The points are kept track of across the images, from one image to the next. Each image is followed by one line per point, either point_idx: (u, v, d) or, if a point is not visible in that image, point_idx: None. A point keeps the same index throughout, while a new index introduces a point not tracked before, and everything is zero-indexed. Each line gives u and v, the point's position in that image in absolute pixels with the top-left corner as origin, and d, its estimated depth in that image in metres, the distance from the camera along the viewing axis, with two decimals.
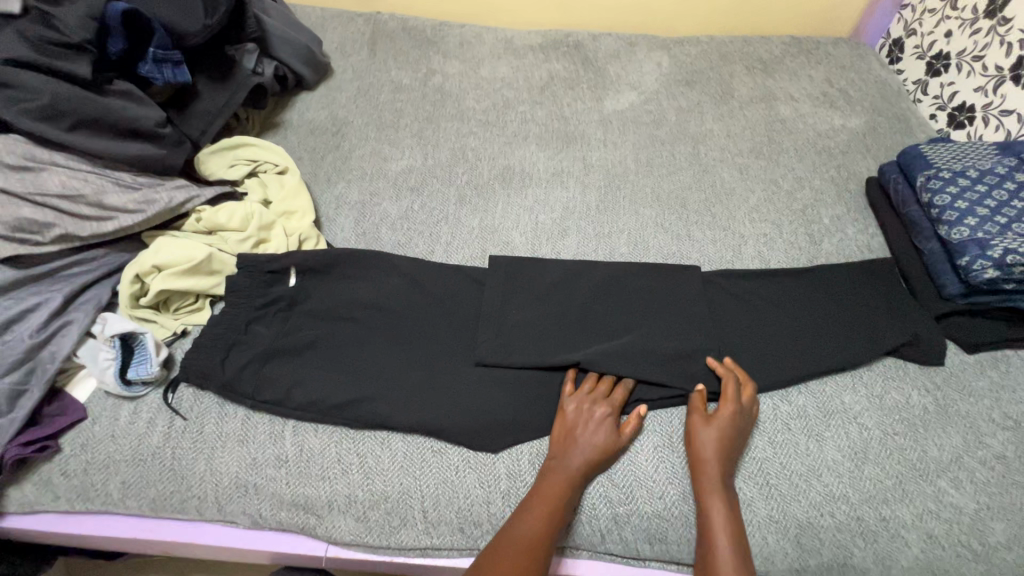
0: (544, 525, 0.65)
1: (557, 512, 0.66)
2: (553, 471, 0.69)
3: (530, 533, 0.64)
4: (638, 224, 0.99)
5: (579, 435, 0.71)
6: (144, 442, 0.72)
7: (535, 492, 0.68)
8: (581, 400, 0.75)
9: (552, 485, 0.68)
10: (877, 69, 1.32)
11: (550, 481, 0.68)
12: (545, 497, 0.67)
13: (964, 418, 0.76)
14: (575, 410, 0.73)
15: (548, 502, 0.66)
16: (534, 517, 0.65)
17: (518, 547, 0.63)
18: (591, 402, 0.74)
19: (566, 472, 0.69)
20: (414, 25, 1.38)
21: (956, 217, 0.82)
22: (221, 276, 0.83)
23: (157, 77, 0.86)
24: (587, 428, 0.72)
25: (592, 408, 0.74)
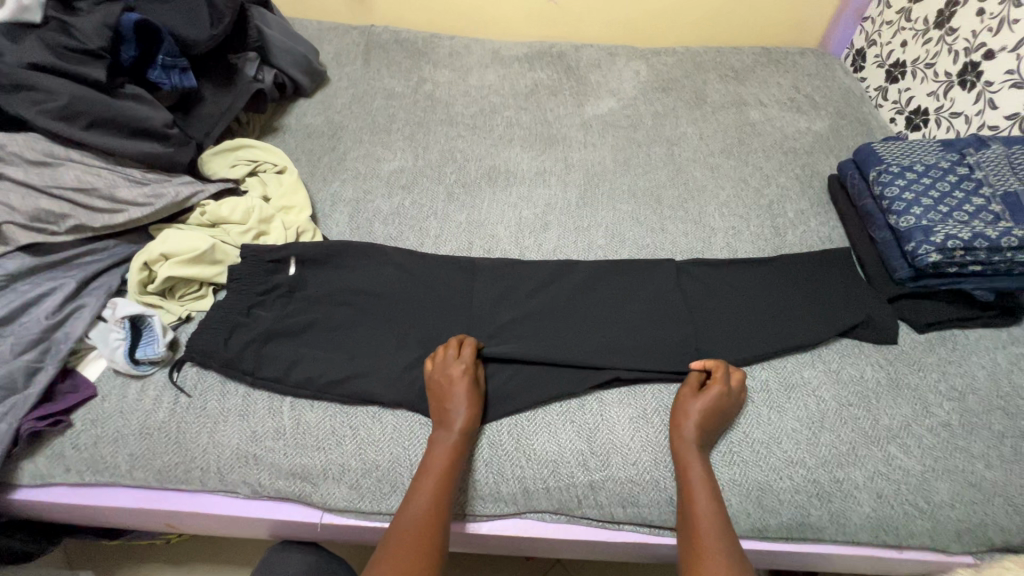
0: (433, 497, 0.69)
1: (441, 481, 0.70)
2: (435, 446, 0.73)
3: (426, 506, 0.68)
4: (616, 218, 1.06)
5: (449, 404, 0.75)
6: (151, 416, 0.77)
7: (424, 466, 0.71)
8: (439, 370, 0.78)
9: (435, 459, 0.71)
10: (841, 77, 1.41)
11: (435, 453, 0.72)
12: (432, 471, 0.70)
13: (914, 390, 0.83)
14: (439, 380, 0.77)
15: (434, 473, 0.70)
16: (423, 492, 0.69)
17: (410, 527, 0.66)
18: (448, 369, 0.77)
19: (447, 444, 0.72)
20: (406, 36, 1.46)
21: (904, 207, 0.90)
22: (224, 266, 0.89)
23: (165, 83, 0.93)
24: (451, 398, 0.75)
25: (452, 372, 0.77)
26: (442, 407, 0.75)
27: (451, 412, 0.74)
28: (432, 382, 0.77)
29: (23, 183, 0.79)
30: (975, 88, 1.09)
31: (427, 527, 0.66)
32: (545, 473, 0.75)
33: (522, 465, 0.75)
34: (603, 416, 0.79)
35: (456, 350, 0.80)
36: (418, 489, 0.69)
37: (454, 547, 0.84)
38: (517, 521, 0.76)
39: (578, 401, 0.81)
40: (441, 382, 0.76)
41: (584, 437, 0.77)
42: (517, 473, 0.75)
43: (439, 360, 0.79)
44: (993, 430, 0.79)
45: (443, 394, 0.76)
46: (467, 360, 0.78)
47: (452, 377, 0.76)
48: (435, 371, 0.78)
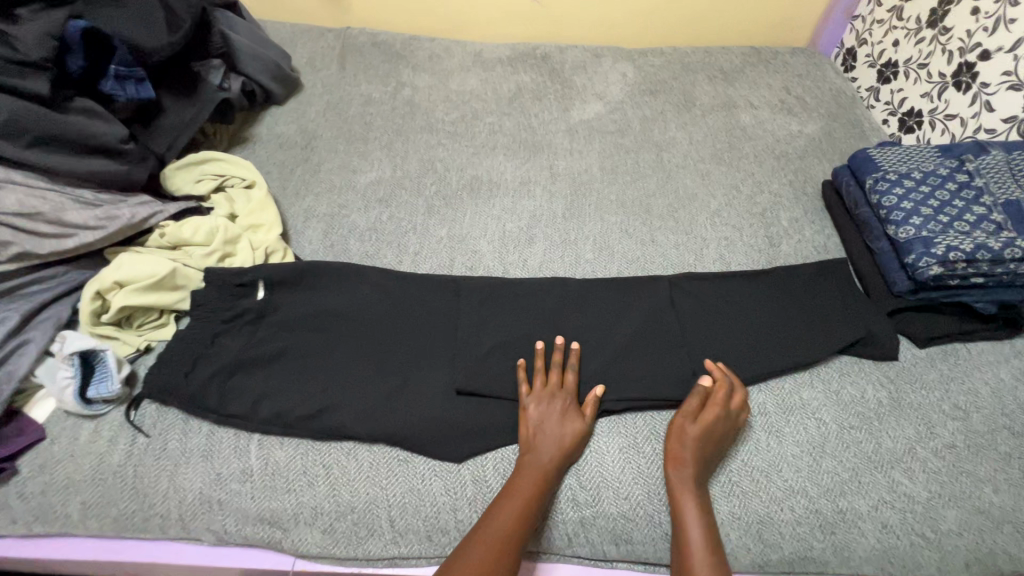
0: (515, 521, 0.66)
1: (526, 508, 0.67)
2: (522, 469, 0.70)
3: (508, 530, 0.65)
4: (604, 230, 1.01)
5: (542, 433, 0.73)
6: (105, 460, 0.71)
7: (508, 489, 0.69)
8: (538, 392, 0.76)
9: (521, 481, 0.69)
10: (832, 77, 1.37)
11: (523, 477, 0.69)
12: (516, 492, 0.68)
13: (917, 410, 0.79)
14: (537, 409, 0.75)
15: (518, 493, 0.68)
16: (503, 513, 0.66)
17: (489, 547, 0.63)
18: (558, 390, 0.77)
19: (538, 466, 0.70)
20: (383, 39, 1.40)
21: (902, 217, 0.86)
22: (186, 291, 0.83)
23: (119, 94, 0.87)
24: (552, 421, 0.74)
25: (554, 403, 0.75)
26: (541, 431, 0.73)
27: (552, 437, 0.72)
28: (535, 404, 0.75)
29: None
30: (970, 90, 1.06)
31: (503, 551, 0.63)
32: None
33: None
34: (592, 446, 0.75)
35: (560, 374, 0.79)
36: (499, 507, 0.67)
37: None
38: None
39: None
40: (562, 406, 0.75)
41: (572, 471, 0.73)
42: None
43: (555, 380, 0.78)
44: (1000, 451, 0.75)
45: (551, 420, 0.74)
46: (569, 390, 0.77)
47: (558, 407, 0.75)
48: (536, 395, 0.76)
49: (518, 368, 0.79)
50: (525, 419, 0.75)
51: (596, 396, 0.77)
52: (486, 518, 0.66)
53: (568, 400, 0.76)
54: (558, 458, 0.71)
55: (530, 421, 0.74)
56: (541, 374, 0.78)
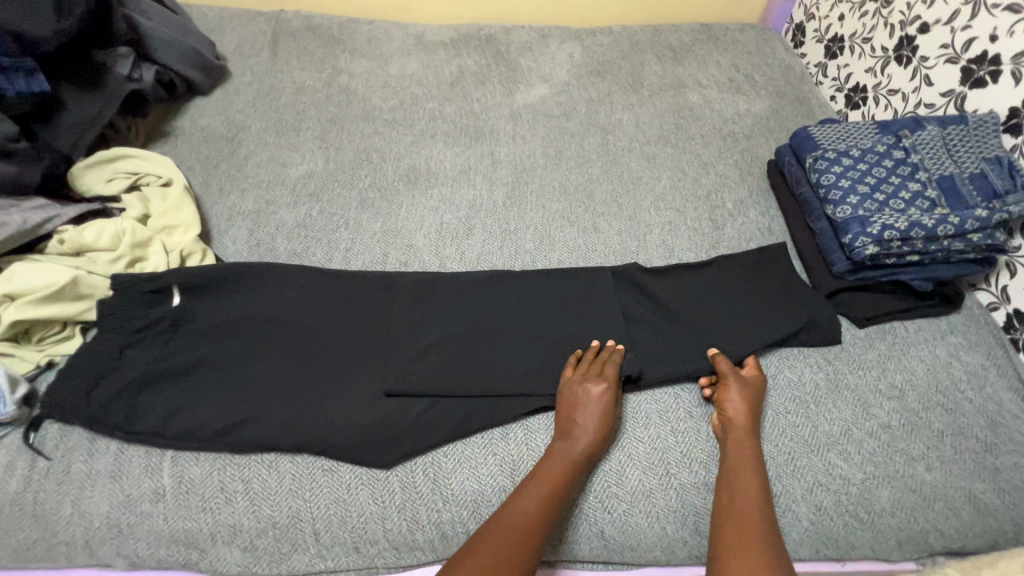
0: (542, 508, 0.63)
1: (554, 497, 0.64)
2: (555, 455, 0.68)
3: (534, 516, 0.62)
4: (546, 219, 0.98)
5: (579, 422, 0.70)
6: (1, 488, 0.66)
7: (539, 474, 0.66)
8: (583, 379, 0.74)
9: (546, 468, 0.67)
10: (781, 54, 1.35)
11: (553, 463, 0.67)
12: (540, 481, 0.65)
13: (854, 391, 0.79)
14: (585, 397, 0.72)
15: (547, 478, 0.66)
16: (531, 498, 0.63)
17: (507, 531, 0.59)
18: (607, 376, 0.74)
19: (569, 450, 0.68)
20: (318, 22, 1.33)
21: (840, 196, 0.85)
22: (92, 300, 0.77)
23: (8, 88, 0.81)
24: (592, 407, 0.71)
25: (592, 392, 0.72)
26: (574, 418, 0.71)
27: (585, 426, 0.70)
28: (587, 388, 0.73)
29: None
30: (911, 63, 1.04)
31: (520, 535, 0.60)
32: (464, 514, 0.68)
33: (441, 511, 0.68)
34: (528, 444, 0.73)
35: (605, 370, 0.75)
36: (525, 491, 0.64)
37: None
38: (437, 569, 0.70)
39: (501, 430, 0.74)
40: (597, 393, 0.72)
41: (506, 471, 0.70)
42: (432, 519, 0.68)
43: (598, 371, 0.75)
44: (933, 429, 0.75)
45: (597, 406, 0.71)
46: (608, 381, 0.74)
47: (595, 399, 0.72)
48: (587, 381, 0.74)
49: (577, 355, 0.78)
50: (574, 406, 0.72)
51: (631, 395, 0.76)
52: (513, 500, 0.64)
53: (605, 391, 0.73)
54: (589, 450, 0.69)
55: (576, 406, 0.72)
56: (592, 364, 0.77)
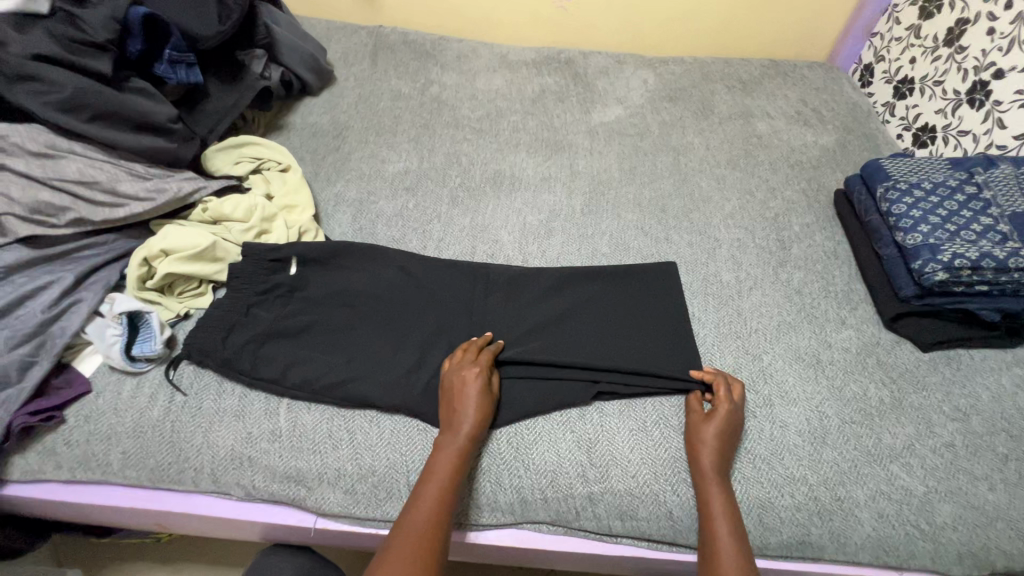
0: (438, 499, 0.67)
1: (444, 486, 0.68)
2: (439, 446, 0.72)
3: (433, 510, 0.66)
4: (620, 227, 1.05)
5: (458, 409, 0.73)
6: (145, 415, 0.76)
7: (431, 465, 0.70)
8: (695, 417, 0.77)
9: (441, 459, 0.70)
10: (849, 92, 1.41)
11: (443, 453, 0.71)
12: (436, 470, 0.69)
13: (918, 409, 0.82)
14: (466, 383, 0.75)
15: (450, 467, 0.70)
16: (428, 490, 0.68)
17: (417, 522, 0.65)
18: (733, 430, 0.76)
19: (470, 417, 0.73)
20: (414, 38, 1.45)
21: (911, 224, 0.89)
22: (224, 263, 0.88)
23: (170, 78, 0.92)
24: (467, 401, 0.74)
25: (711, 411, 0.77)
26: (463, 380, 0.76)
27: (711, 477, 0.72)
28: (713, 432, 0.74)
29: (23, 174, 0.78)
30: (984, 107, 1.09)
31: (435, 526, 0.65)
32: (542, 483, 0.74)
33: (524, 479, 0.75)
34: (604, 427, 0.79)
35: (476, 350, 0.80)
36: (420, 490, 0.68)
37: (568, 564, 0.83)
38: (512, 532, 0.76)
39: (578, 411, 0.80)
40: (722, 445, 0.73)
41: (584, 448, 0.77)
42: (514, 483, 0.74)
43: (727, 418, 0.75)
44: (997, 452, 0.78)
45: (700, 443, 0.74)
46: (721, 402, 0.77)
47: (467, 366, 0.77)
48: (714, 428, 0.74)
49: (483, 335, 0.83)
50: (710, 455, 0.73)
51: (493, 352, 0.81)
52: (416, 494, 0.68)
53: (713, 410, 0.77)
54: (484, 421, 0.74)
55: (708, 448, 0.73)
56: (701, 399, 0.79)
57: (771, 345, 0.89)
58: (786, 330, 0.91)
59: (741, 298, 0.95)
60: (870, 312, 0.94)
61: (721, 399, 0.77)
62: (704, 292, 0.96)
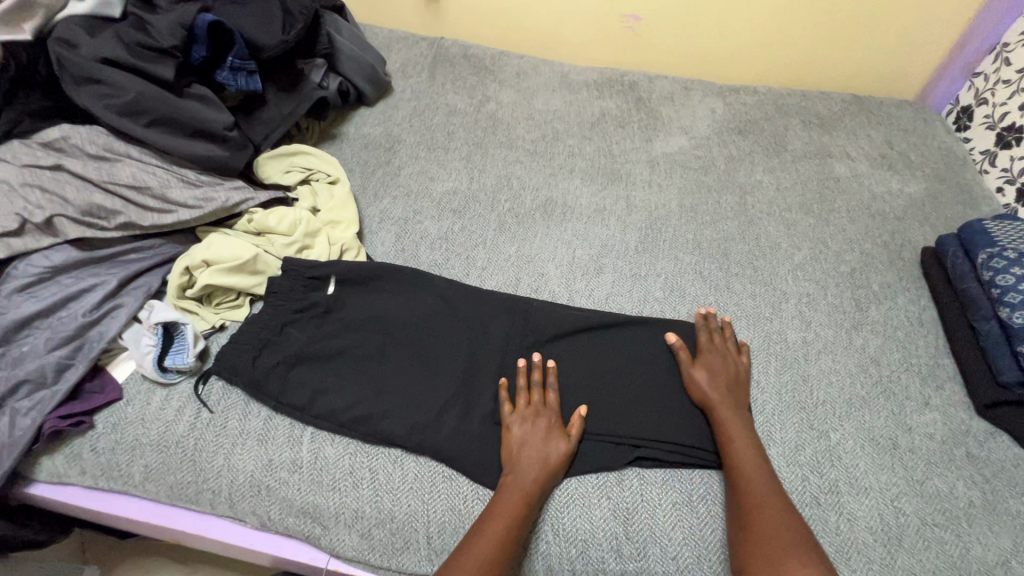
0: (496, 545, 0.63)
1: (504, 533, 0.64)
2: (504, 489, 0.67)
3: (486, 555, 0.62)
4: (677, 269, 0.98)
5: (519, 459, 0.70)
6: (170, 429, 0.74)
7: (493, 508, 0.66)
8: (711, 359, 0.80)
9: (503, 504, 0.66)
10: (941, 136, 1.28)
11: (507, 497, 0.66)
12: (495, 515, 0.65)
13: (1015, 518, 0.71)
14: (521, 431, 0.72)
15: (498, 524, 0.64)
16: (485, 537, 0.63)
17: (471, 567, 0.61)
18: (737, 377, 0.80)
19: (518, 490, 0.67)
20: (474, 52, 1.42)
21: (1020, 300, 0.80)
22: (264, 277, 0.85)
23: (231, 85, 0.91)
24: (531, 451, 0.70)
25: (723, 358, 0.81)
26: (522, 453, 0.70)
27: (729, 416, 0.74)
28: (705, 376, 0.78)
29: (79, 175, 0.78)
30: None
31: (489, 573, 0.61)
32: (572, 552, 0.68)
33: (555, 545, 0.69)
34: (644, 497, 0.71)
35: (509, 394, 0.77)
36: (477, 535, 0.64)
37: None
38: None
39: (615, 474, 0.73)
40: (725, 389, 0.77)
41: (620, 518, 0.70)
42: (543, 550, 0.68)
43: (722, 364, 0.80)
44: None
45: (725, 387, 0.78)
46: (723, 352, 0.82)
47: (522, 416, 0.74)
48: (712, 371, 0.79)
49: (500, 386, 0.78)
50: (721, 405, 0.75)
51: (581, 416, 0.75)
52: (470, 537, 0.64)
53: (724, 356, 0.81)
54: (541, 480, 0.69)
55: (718, 388, 0.77)
56: (724, 347, 0.83)
57: (841, 421, 0.79)
58: (858, 406, 0.81)
59: (807, 362, 0.86)
60: (960, 393, 0.83)
61: (718, 345, 0.83)
62: (766, 351, 0.87)
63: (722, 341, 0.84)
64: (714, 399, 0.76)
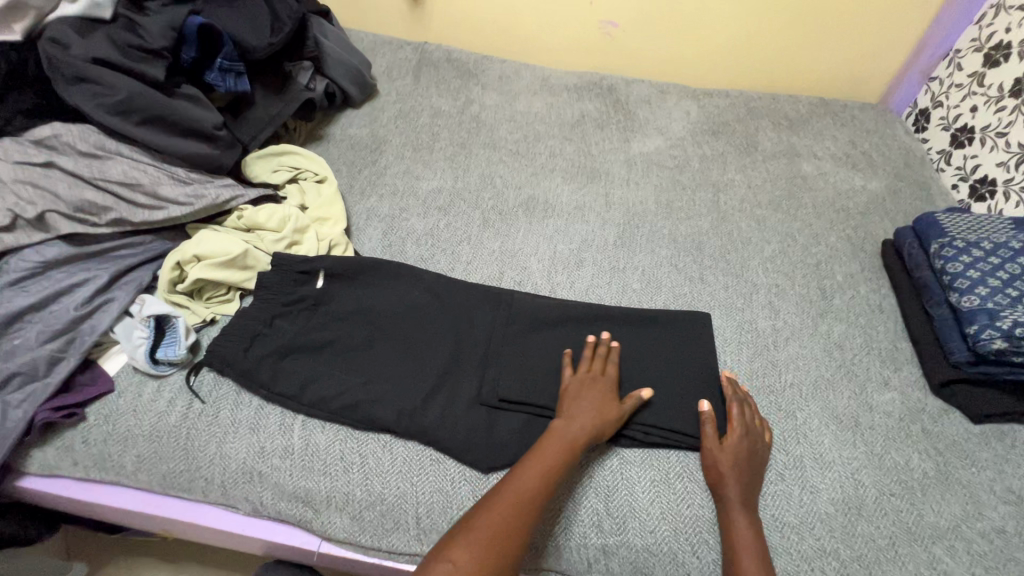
0: (539, 478, 0.67)
1: (551, 470, 0.68)
2: (553, 432, 0.72)
3: (532, 485, 0.66)
4: (653, 263, 1.02)
5: (574, 411, 0.75)
6: (162, 419, 0.76)
7: (539, 448, 0.71)
8: (734, 434, 0.75)
9: (550, 445, 0.71)
10: (901, 136, 1.35)
11: (553, 440, 0.71)
12: (541, 454, 0.70)
13: (965, 486, 0.76)
14: (576, 388, 0.77)
15: (546, 459, 0.69)
16: (530, 470, 0.68)
17: (517, 496, 0.65)
18: (755, 457, 0.75)
19: (565, 435, 0.72)
20: (457, 56, 1.46)
21: (967, 285, 0.85)
22: (254, 272, 0.88)
23: (220, 86, 0.93)
24: (584, 403, 0.75)
25: (746, 433, 0.76)
26: (576, 404, 0.75)
27: (734, 489, 0.71)
28: (720, 450, 0.74)
29: (71, 173, 0.80)
30: None
31: (534, 500, 0.66)
32: (556, 528, 0.71)
33: (540, 521, 0.72)
34: (623, 475, 0.75)
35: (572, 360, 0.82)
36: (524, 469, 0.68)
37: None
38: None
39: (596, 454, 0.77)
40: (740, 466, 0.73)
41: (601, 495, 0.73)
42: None
43: (743, 439, 0.75)
44: None
45: (741, 462, 0.73)
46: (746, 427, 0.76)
47: (579, 375, 0.79)
48: (731, 447, 0.74)
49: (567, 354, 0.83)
50: (733, 485, 0.71)
51: (641, 396, 0.78)
52: (517, 469, 0.69)
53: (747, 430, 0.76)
54: (589, 431, 0.73)
55: (733, 462, 0.73)
56: (751, 422, 0.78)
57: (807, 402, 0.84)
58: (823, 387, 0.86)
59: (776, 348, 0.91)
60: (916, 374, 0.89)
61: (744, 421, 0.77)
62: (737, 339, 0.92)
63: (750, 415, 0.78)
64: (722, 469, 0.73)
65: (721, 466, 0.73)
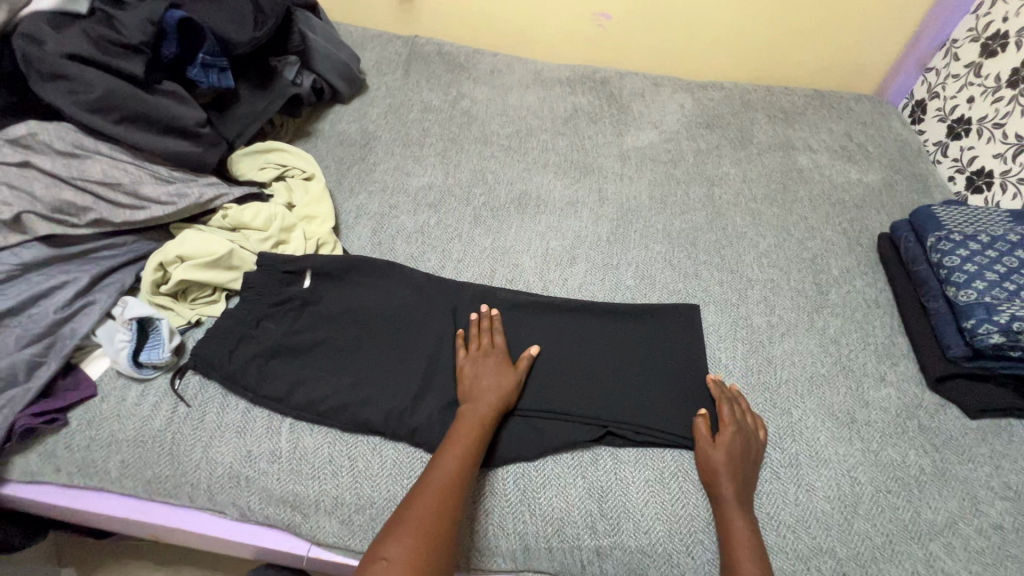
0: (457, 463, 0.67)
1: (465, 452, 0.68)
2: (461, 416, 0.72)
3: (455, 471, 0.66)
4: (647, 259, 1.01)
5: (478, 391, 0.75)
6: (147, 424, 0.74)
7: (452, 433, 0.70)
8: (732, 434, 0.74)
9: (460, 429, 0.71)
10: (898, 127, 1.34)
11: (462, 422, 0.71)
12: (454, 439, 0.69)
13: (962, 482, 0.75)
14: (473, 369, 0.78)
15: (458, 444, 0.69)
16: (448, 457, 0.67)
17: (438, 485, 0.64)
18: (750, 456, 0.74)
19: (472, 416, 0.72)
20: (448, 49, 1.44)
21: (964, 279, 0.85)
22: (239, 272, 0.86)
23: (202, 81, 0.91)
24: (485, 379, 0.77)
25: (742, 433, 0.75)
26: (477, 383, 0.76)
27: (730, 489, 0.70)
28: (717, 450, 0.72)
29: (48, 172, 0.77)
30: None
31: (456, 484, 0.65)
32: (529, 519, 0.71)
33: (535, 522, 0.71)
34: (617, 475, 0.74)
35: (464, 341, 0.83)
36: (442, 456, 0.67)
37: None
38: None
39: (590, 454, 0.76)
40: (737, 465, 0.72)
41: (595, 496, 0.72)
42: (519, 528, 0.70)
43: (738, 437, 0.74)
44: None
45: (738, 461, 0.72)
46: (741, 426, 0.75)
47: (477, 356, 0.80)
48: (726, 446, 0.72)
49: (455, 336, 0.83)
50: (729, 485, 0.70)
51: (529, 356, 0.82)
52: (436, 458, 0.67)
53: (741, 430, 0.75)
54: (494, 406, 0.74)
55: (728, 462, 0.72)
56: (746, 421, 0.77)
57: (803, 399, 0.83)
58: (818, 384, 0.85)
59: (771, 344, 0.89)
60: (913, 369, 0.88)
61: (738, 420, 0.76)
62: (732, 335, 0.90)
63: (744, 413, 0.78)
64: (718, 469, 0.71)
65: (717, 466, 0.72)
